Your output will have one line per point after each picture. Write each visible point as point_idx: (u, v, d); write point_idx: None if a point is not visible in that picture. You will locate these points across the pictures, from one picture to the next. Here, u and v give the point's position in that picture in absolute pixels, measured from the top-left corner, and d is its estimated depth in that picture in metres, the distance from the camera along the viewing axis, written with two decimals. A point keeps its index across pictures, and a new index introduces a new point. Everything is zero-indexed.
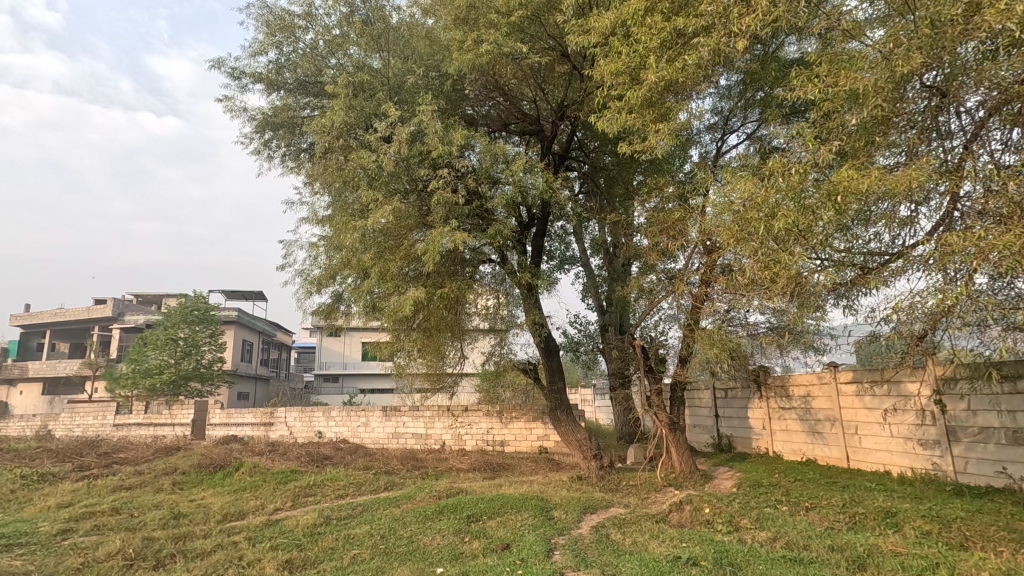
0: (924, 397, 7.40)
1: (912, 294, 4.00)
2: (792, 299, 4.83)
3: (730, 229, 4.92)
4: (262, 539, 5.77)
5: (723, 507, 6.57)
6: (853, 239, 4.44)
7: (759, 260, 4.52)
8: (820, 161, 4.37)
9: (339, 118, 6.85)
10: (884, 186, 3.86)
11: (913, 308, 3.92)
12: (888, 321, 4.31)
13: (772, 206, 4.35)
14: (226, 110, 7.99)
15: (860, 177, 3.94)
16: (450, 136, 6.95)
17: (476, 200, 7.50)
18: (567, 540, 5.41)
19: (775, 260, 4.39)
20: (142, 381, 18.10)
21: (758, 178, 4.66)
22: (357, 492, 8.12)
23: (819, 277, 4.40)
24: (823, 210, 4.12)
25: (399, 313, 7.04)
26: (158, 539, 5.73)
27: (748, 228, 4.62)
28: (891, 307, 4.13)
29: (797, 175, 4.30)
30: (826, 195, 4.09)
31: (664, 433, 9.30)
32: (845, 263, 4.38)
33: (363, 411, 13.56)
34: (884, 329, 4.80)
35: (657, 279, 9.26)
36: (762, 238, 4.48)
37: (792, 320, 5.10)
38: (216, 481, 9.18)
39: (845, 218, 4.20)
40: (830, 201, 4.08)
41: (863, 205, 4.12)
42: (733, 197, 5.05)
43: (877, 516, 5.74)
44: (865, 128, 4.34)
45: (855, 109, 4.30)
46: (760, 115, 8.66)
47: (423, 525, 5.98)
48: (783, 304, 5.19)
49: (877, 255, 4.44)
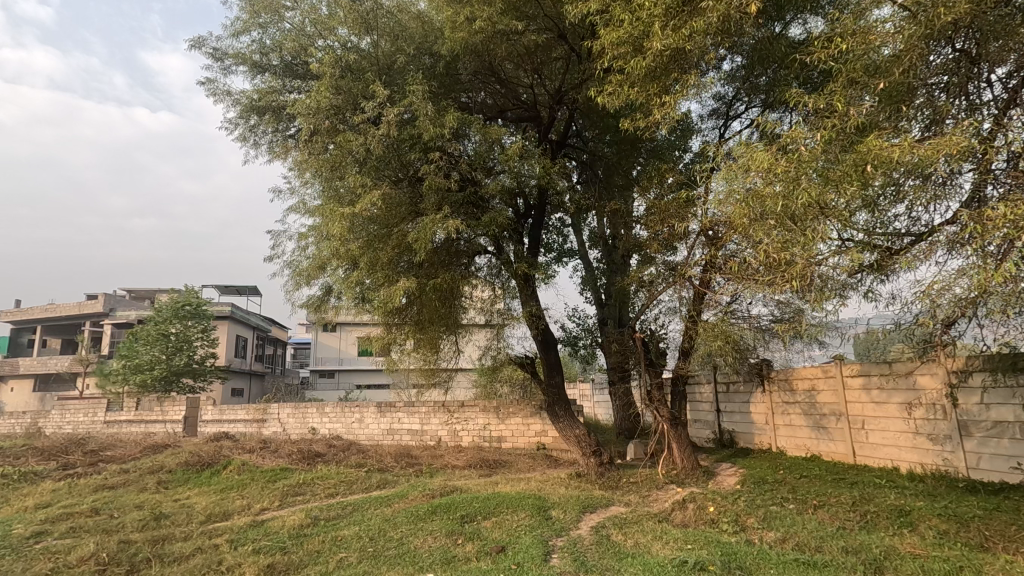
0: (935, 391, 7.17)
1: (944, 276, 3.71)
2: (810, 286, 4.53)
3: (741, 209, 4.63)
4: (245, 542, 5.48)
5: (728, 505, 6.31)
6: (877, 217, 4.16)
7: (774, 240, 4.30)
8: (846, 132, 4.14)
9: (327, 99, 6.53)
10: (915, 155, 3.60)
11: (946, 289, 3.63)
12: (914, 308, 4.01)
13: (791, 179, 4.11)
14: (209, 94, 7.67)
15: (888, 147, 3.71)
16: (443, 119, 6.65)
17: (470, 186, 7.21)
18: (566, 542, 5.15)
19: (792, 238, 4.20)
20: (132, 378, 17.69)
21: (773, 151, 4.44)
22: (348, 491, 7.82)
23: (841, 259, 4.11)
24: (847, 182, 3.88)
25: (390, 304, 6.74)
26: (135, 542, 5.44)
27: (763, 206, 4.39)
28: (919, 291, 3.84)
29: (819, 145, 4.11)
30: (852, 164, 3.88)
31: (664, 428, 9.04)
32: (869, 244, 4.09)
33: (358, 407, 13.27)
34: (907, 318, 4.49)
35: (657, 271, 9.03)
36: (780, 214, 4.20)
37: (808, 308, 4.79)
38: (202, 480, 8.87)
39: (869, 192, 3.96)
40: (856, 172, 3.84)
41: (891, 178, 3.86)
42: (744, 175, 4.78)
43: (889, 515, 5.48)
44: (889, 97, 4.10)
45: (875, 80, 4.12)
46: (764, 100, 8.43)
47: (415, 526, 5.69)
48: (798, 292, 4.88)
49: (903, 237, 4.15)
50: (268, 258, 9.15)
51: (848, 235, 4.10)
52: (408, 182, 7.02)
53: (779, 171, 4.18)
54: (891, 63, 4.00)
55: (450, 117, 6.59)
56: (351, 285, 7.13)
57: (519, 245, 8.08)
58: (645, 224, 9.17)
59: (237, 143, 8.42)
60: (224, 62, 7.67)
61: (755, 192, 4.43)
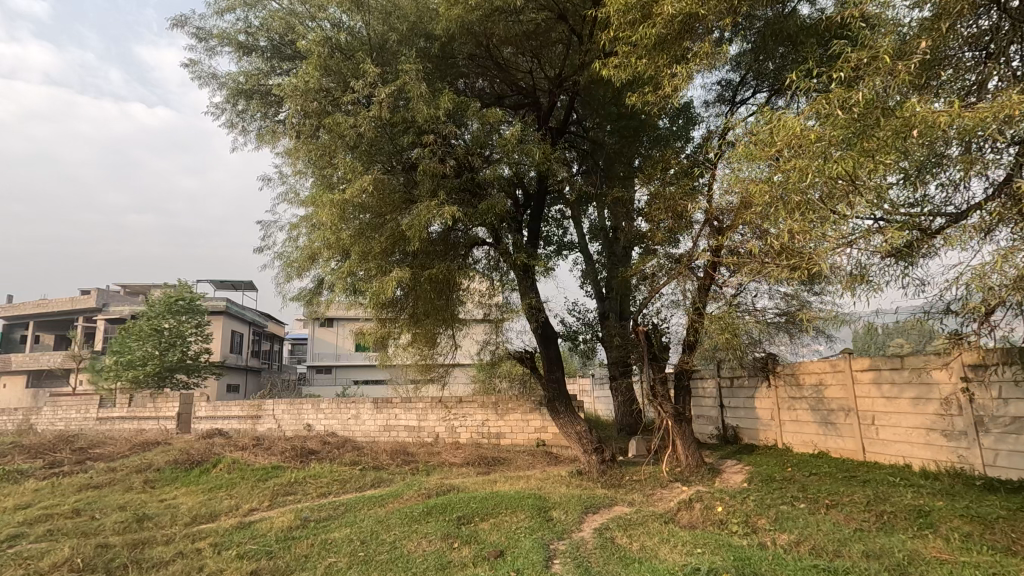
0: (952, 385, 6.91)
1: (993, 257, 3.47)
2: (842, 272, 4.29)
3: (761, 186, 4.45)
4: (230, 545, 5.20)
5: (737, 504, 6.03)
6: (915, 192, 3.94)
7: (798, 220, 4.12)
8: (886, 95, 3.87)
9: (315, 80, 6.20)
10: (964, 121, 3.37)
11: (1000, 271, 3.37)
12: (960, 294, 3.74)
13: (822, 151, 3.95)
14: (194, 77, 7.34)
15: (932, 112, 3.48)
16: (437, 101, 6.34)
17: (467, 173, 6.89)
18: (568, 546, 4.87)
19: (818, 217, 4.03)
20: (124, 374, 17.44)
21: (802, 121, 4.23)
22: (341, 490, 7.55)
23: (876, 239, 3.89)
24: (885, 151, 3.65)
25: (383, 295, 6.42)
26: (113, 546, 5.15)
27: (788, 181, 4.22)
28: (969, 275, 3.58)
29: (859, 107, 3.84)
30: (895, 129, 3.63)
31: (668, 425, 8.76)
32: (908, 223, 3.85)
33: (354, 403, 13.01)
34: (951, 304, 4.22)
35: (659, 263, 8.82)
36: (807, 190, 4.05)
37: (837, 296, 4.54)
38: (191, 479, 8.59)
39: (908, 164, 3.75)
40: (898, 138, 3.61)
41: (934, 148, 3.65)
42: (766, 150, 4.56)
43: (908, 516, 5.21)
44: (927, 65, 4.00)
45: (910, 48, 3.95)
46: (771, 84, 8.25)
47: (409, 529, 5.40)
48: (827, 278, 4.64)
49: (943, 216, 3.91)
50: (257, 249, 8.83)
51: (883, 213, 3.87)
52: (401, 169, 6.71)
53: (809, 142, 4.02)
54: (933, 29, 3.91)
55: (445, 100, 6.27)
56: (343, 276, 6.83)
57: (518, 235, 7.77)
58: (649, 214, 8.91)
59: (224, 129, 8.08)
60: (209, 43, 7.34)
61: (779, 167, 4.29)
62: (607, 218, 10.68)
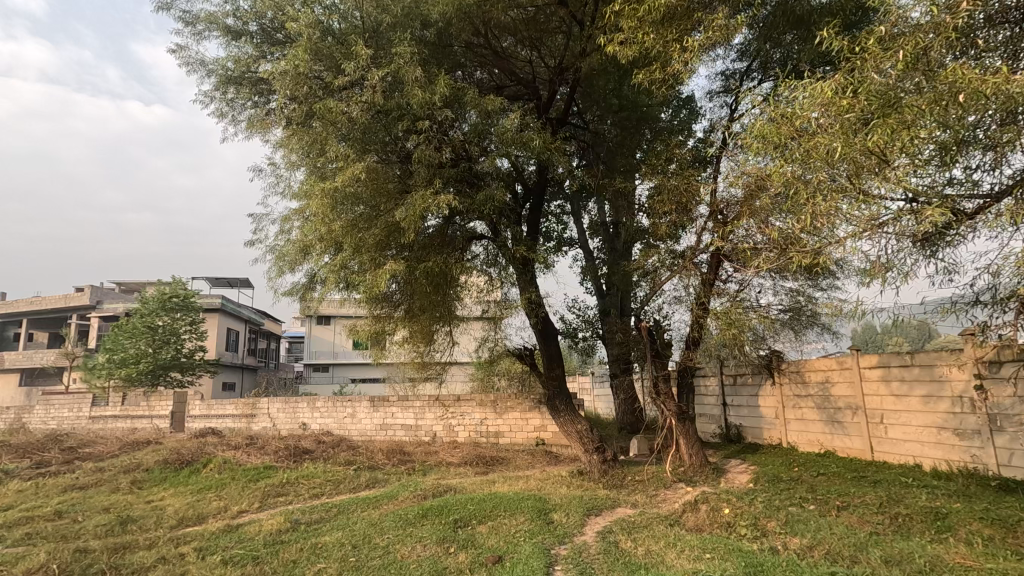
0: (963, 383, 6.69)
1: None
2: (873, 259, 4.10)
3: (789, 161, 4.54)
4: (215, 550, 4.95)
5: (745, 506, 5.80)
6: (944, 172, 3.86)
7: (822, 197, 4.26)
8: (931, 59, 3.85)
9: (305, 64, 5.92)
10: (1011, 90, 3.35)
11: None
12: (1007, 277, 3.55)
13: (854, 122, 4.02)
14: (182, 64, 7.08)
15: (981, 77, 3.45)
16: (433, 86, 6.09)
17: (464, 162, 6.66)
18: (570, 550, 4.65)
19: (843, 195, 4.17)
20: (117, 372, 17.02)
21: (838, 85, 4.24)
22: (335, 491, 7.31)
23: (907, 221, 3.78)
24: (930, 114, 3.61)
25: (378, 288, 6.18)
26: (92, 552, 4.91)
27: (815, 155, 4.31)
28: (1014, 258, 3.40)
29: (897, 71, 3.84)
30: (937, 96, 3.60)
31: (672, 423, 8.53)
32: (945, 204, 3.71)
33: (350, 402, 12.77)
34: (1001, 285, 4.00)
35: (660, 259, 8.61)
36: (833, 166, 4.18)
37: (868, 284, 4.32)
38: (179, 479, 8.34)
39: (950, 135, 3.65)
40: (938, 106, 3.59)
41: (977, 120, 3.61)
42: (789, 124, 4.51)
43: (924, 518, 5.00)
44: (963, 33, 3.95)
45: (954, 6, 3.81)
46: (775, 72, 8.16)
47: (403, 532, 5.16)
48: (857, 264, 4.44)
49: (980, 197, 3.76)
50: (249, 242, 8.56)
51: (914, 194, 3.80)
52: (396, 158, 6.44)
53: (840, 110, 4.06)
54: (954, 4, 3.76)
55: (441, 85, 6.00)
56: (337, 269, 6.59)
57: (517, 228, 7.53)
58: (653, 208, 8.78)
59: (213, 118, 7.82)
60: (196, 28, 7.06)
61: (807, 138, 4.38)
62: (608, 211, 10.62)
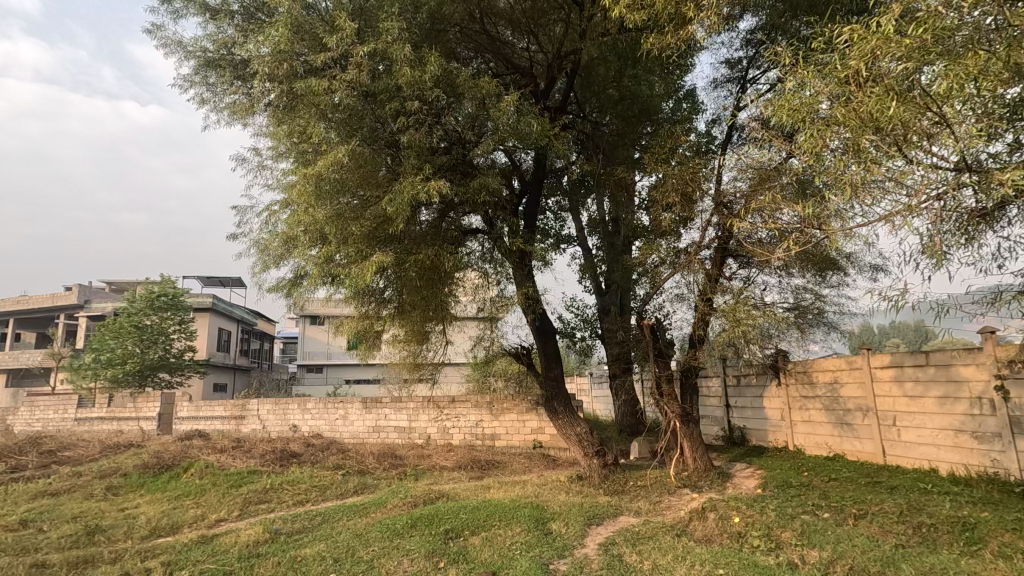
0: (983, 384, 6.35)
1: None
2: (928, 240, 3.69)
3: (821, 129, 4.06)
4: (184, 565, 4.56)
5: (755, 514, 5.44)
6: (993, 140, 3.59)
7: (858, 164, 3.87)
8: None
9: (287, 41, 5.55)
10: None
11: None
12: None
13: (909, 72, 3.53)
14: (159, 45, 6.71)
15: None
16: (424, 63, 5.71)
17: (457, 148, 6.29)
18: (569, 566, 4.28)
19: (885, 164, 3.78)
20: (103, 373, 16.55)
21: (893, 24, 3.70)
22: (321, 498, 6.93)
23: (972, 189, 3.47)
24: (1000, 64, 3.22)
25: (365, 282, 5.81)
26: (49, 568, 4.52)
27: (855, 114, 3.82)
28: None
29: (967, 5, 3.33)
30: (1011, 43, 3.20)
31: (675, 425, 8.17)
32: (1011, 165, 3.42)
33: (342, 403, 12.38)
34: None
35: (662, 254, 8.22)
36: (876, 128, 3.72)
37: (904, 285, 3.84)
38: (158, 485, 7.95)
39: (1004, 101, 3.45)
40: (1011, 54, 3.19)
41: None
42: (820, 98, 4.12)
43: (950, 529, 4.66)
44: None
45: None
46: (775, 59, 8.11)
47: (389, 544, 4.78)
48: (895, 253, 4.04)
49: None
50: (232, 235, 8.16)
51: (971, 159, 3.47)
52: (385, 144, 6.06)
53: (892, 57, 3.57)
54: None
55: (432, 64, 5.63)
56: (322, 262, 6.22)
57: (513, 219, 7.16)
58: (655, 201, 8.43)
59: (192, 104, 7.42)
60: (173, 6, 6.66)
61: (840, 99, 3.96)
62: (608, 206, 10.30)
